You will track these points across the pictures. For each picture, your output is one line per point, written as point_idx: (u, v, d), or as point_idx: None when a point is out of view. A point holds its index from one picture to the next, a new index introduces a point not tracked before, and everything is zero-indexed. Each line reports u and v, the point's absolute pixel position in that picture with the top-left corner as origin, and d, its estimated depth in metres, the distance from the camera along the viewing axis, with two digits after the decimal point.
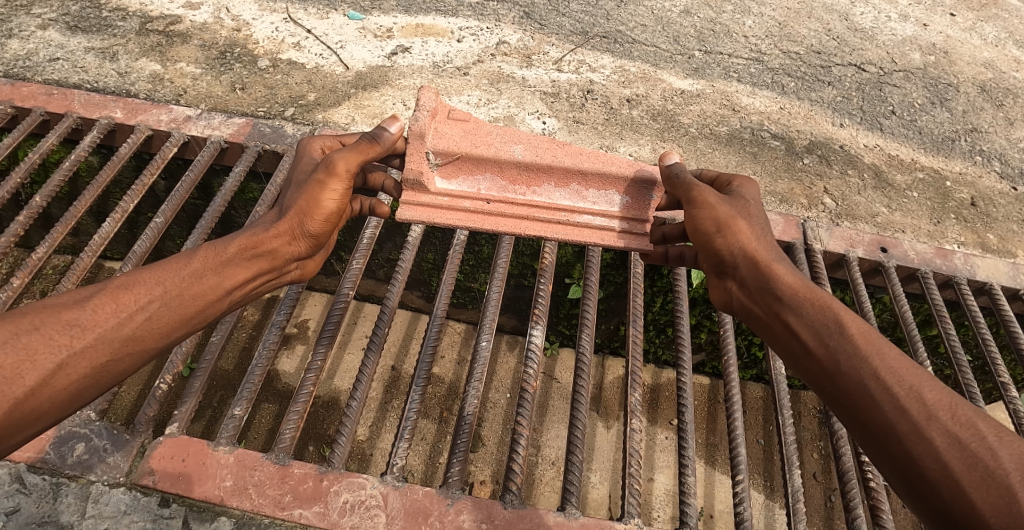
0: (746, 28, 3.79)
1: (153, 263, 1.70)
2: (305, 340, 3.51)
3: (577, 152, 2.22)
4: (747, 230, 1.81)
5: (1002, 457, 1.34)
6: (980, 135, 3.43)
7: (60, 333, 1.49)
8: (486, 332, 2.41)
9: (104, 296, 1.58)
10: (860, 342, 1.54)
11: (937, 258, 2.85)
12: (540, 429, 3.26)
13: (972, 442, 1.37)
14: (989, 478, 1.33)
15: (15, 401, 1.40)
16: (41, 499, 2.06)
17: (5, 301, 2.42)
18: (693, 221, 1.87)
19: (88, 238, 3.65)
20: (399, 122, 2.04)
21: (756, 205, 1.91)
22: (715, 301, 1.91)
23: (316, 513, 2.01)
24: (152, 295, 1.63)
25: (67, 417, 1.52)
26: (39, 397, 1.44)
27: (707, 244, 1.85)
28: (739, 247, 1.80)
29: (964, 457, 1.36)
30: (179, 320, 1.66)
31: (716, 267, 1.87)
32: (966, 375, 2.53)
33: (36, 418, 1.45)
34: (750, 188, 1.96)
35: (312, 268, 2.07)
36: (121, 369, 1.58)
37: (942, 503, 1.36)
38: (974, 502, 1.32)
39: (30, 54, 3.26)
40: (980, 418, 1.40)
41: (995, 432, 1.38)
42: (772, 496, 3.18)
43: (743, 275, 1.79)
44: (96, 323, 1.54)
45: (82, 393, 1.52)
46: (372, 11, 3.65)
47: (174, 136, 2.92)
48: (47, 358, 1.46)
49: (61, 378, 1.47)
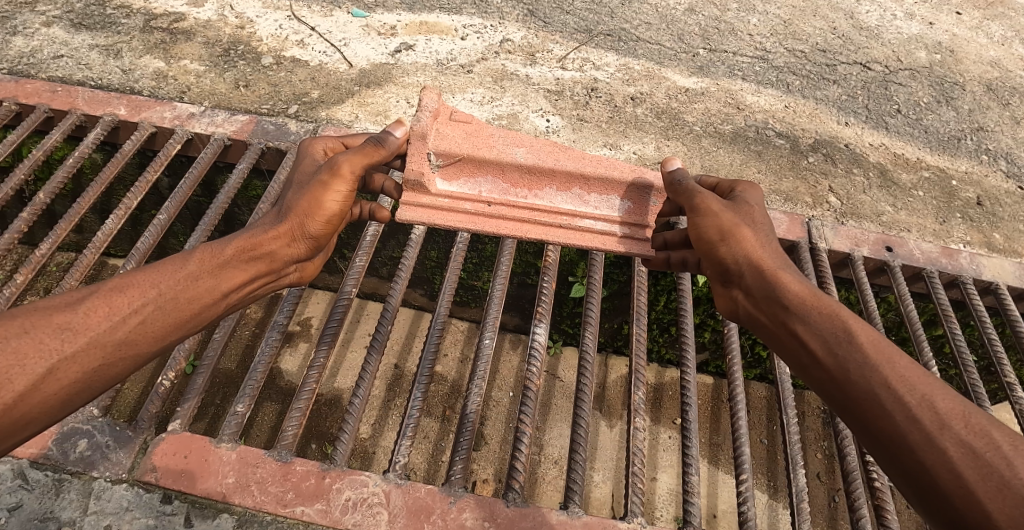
0: (752, 26, 3.78)
1: (149, 265, 1.68)
2: (308, 337, 3.51)
3: (579, 156, 2.22)
4: (751, 237, 1.79)
5: (1018, 466, 1.33)
6: (987, 134, 3.42)
7: (51, 337, 1.47)
8: (490, 330, 2.39)
9: (98, 299, 1.56)
10: (870, 351, 1.52)
11: (942, 258, 2.84)
12: (543, 427, 3.25)
13: (985, 450, 1.35)
14: (1004, 488, 1.31)
15: (4, 406, 1.38)
16: (44, 495, 2.06)
17: (9, 297, 2.42)
18: (697, 229, 1.87)
19: (92, 235, 3.66)
20: (403, 126, 2.13)
21: (761, 210, 1.90)
22: (721, 309, 1.90)
23: (319, 510, 2.01)
24: (146, 297, 1.60)
25: (60, 420, 1.51)
26: (29, 402, 1.42)
27: (711, 252, 1.84)
28: (744, 255, 1.78)
29: (978, 467, 1.34)
30: (174, 323, 1.64)
31: (721, 274, 1.85)
32: (972, 375, 2.51)
33: (27, 423, 1.44)
34: (754, 193, 1.95)
35: (312, 270, 2.05)
36: (115, 372, 1.56)
37: (957, 513, 1.34)
38: (990, 513, 1.30)
39: (35, 51, 3.26)
40: (994, 426, 1.39)
41: (1009, 441, 1.36)
42: (776, 496, 3.17)
43: (748, 282, 1.77)
44: (89, 327, 1.52)
45: (74, 397, 1.50)
46: (376, 8, 3.64)
47: (178, 133, 2.91)
48: (37, 362, 1.44)
49: (51, 382, 1.45)
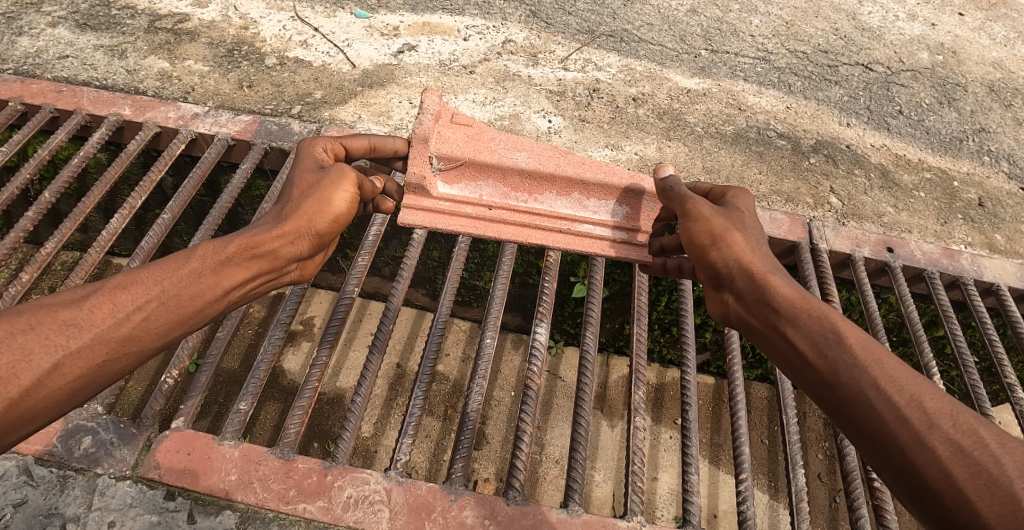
0: (754, 27, 3.78)
1: (152, 262, 1.67)
2: (311, 337, 3.53)
3: (580, 161, 2.25)
4: (742, 242, 1.81)
5: (1005, 463, 1.33)
6: (989, 135, 3.42)
7: (56, 333, 1.46)
8: (491, 329, 2.41)
9: (102, 296, 1.54)
10: (859, 352, 1.53)
11: (944, 259, 2.84)
12: (544, 427, 3.26)
13: (974, 449, 1.36)
14: (993, 485, 1.31)
15: (9, 401, 1.38)
16: (48, 491, 2.08)
17: (15, 296, 2.44)
18: (689, 234, 1.88)
19: (96, 234, 3.68)
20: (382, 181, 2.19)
21: (751, 216, 1.91)
22: (712, 313, 1.89)
23: (321, 507, 2.02)
24: (149, 295, 1.59)
25: (64, 416, 1.50)
26: (34, 397, 1.42)
27: (702, 257, 1.85)
28: (735, 259, 1.79)
29: (967, 466, 1.34)
30: (176, 320, 1.63)
31: (712, 278, 1.85)
32: (973, 376, 2.51)
33: (31, 418, 1.43)
34: (745, 199, 1.96)
35: (312, 269, 2.03)
36: (118, 369, 1.55)
37: (947, 512, 1.34)
38: (980, 511, 1.30)
39: (40, 51, 3.29)
40: (982, 424, 1.39)
41: (997, 439, 1.37)
42: (777, 496, 3.18)
43: (739, 286, 1.77)
44: (93, 323, 1.51)
45: (78, 392, 1.50)
46: (379, 9, 3.66)
47: (182, 133, 2.93)
48: (42, 358, 1.43)
49: (56, 378, 1.44)
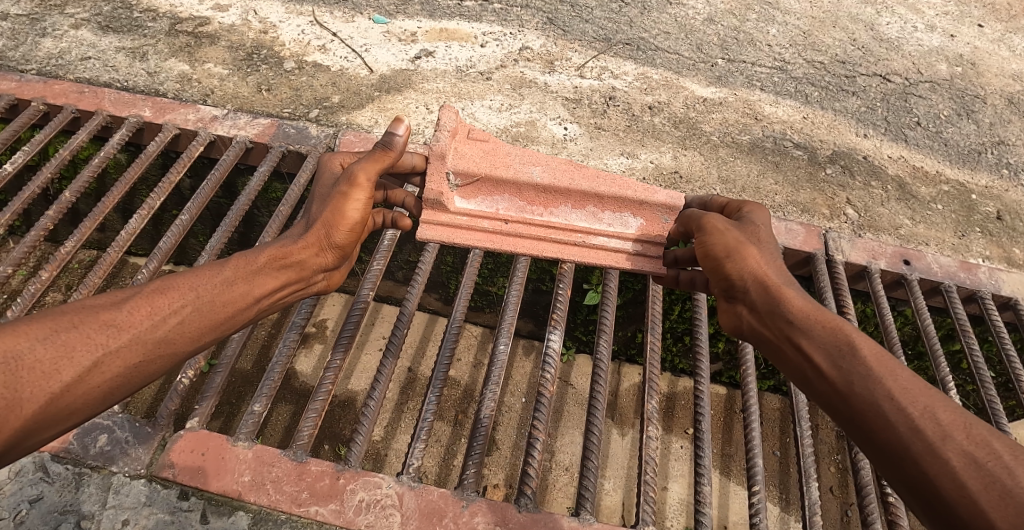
0: (771, 37, 3.77)
1: (185, 271, 1.69)
2: (323, 340, 3.55)
3: (594, 175, 2.24)
4: (756, 255, 1.79)
5: (1019, 475, 1.31)
6: (1007, 148, 3.39)
7: (97, 332, 1.47)
8: (504, 336, 2.40)
9: (141, 299, 1.56)
10: (873, 364, 1.52)
11: (961, 272, 2.82)
12: (555, 434, 3.26)
13: (987, 460, 1.34)
14: (1006, 496, 1.30)
15: (50, 395, 1.38)
16: (64, 488, 2.10)
17: (33, 293, 2.47)
18: (704, 246, 1.87)
19: (114, 233, 3.72)
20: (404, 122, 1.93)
21: (767, 230, 1.89)
22: (725, 326, 1.87)
23: (333, 511, 2.03)
24: (185, 300, 1.60)
25: (98, 415, 1.50)
26: (75, 393, 1.42)
27: (717, 269, 1.83)
28: (750, 271, 1.77)
29: (980, 476, 1.33)
30: (209, 326, 1.64)
31: (725, 290, 1.83)
32: (989, 392, 2.48)
33: (69, 413, 1.43)
34: (761, 214, 1.94)
35: (339, 279, 2.05)
36: (154, 369, 1.56)
37: (960, 521, 1.32)
38: (992, 520, 1.29)
39: (63, 53, 3.33)
40: (995, 437, 1.38)
41: (1010, 451, 1.35)
42: (788, 509, 3.15)
43: (753, 298, 1.76)
44: (132, 324, 1.52)
45: (114, 392, 1.50)
46: (397, 15, 3.69)
47: (201, 136, 2.96)
48: (83, 355, 1.44)
49: (94, 376, 1.45)
